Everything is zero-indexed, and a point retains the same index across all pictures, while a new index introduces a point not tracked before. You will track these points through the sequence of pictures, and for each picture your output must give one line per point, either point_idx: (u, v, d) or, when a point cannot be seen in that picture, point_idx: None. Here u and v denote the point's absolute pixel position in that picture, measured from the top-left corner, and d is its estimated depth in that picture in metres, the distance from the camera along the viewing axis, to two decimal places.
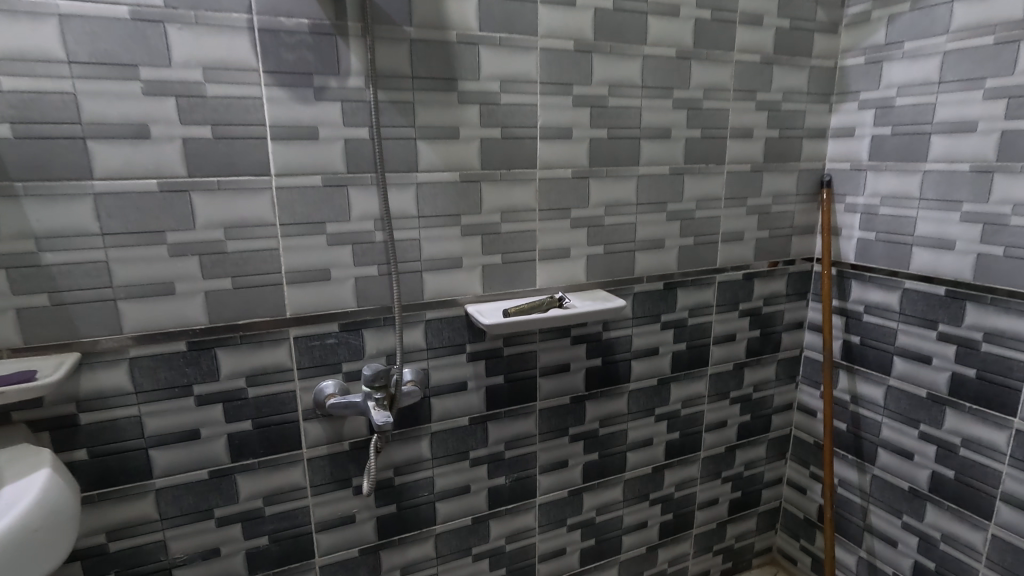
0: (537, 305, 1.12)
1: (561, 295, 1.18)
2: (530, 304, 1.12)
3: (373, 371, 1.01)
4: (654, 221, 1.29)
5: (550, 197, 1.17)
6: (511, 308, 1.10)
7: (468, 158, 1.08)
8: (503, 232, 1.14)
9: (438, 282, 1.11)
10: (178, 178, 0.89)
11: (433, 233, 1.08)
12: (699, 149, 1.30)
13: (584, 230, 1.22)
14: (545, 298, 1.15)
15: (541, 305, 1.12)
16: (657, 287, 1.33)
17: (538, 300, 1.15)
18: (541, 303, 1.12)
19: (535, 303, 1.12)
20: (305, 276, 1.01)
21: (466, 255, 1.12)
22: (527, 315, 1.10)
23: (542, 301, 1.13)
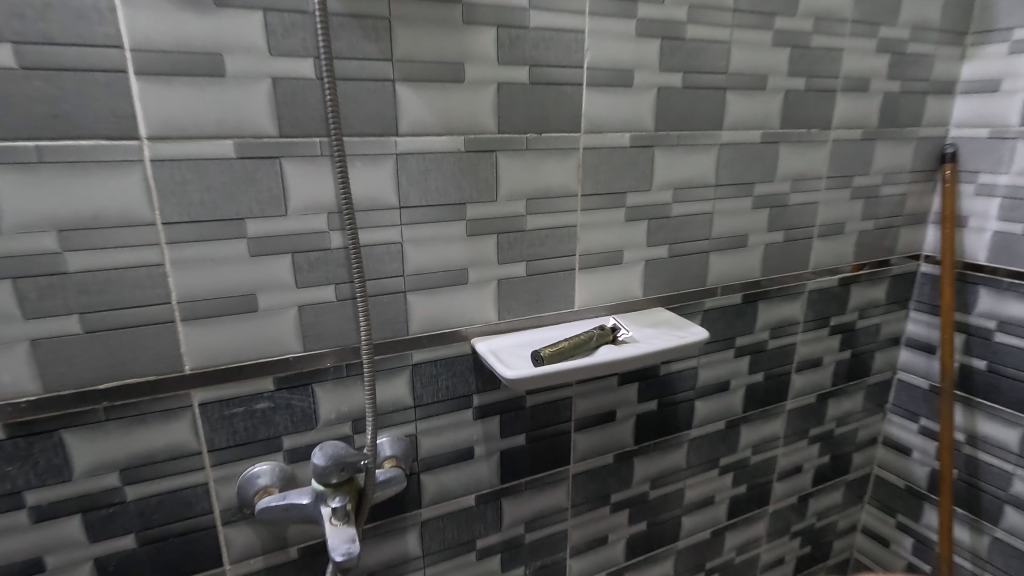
0: (580, 347, 0.73)
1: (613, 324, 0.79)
2: (571, 342, 0.73)
3: (329, 459, 0.62)
4: (737, 209, 0.91)
5: (597, 176, 0.78)
6: (543, 352, 0.71)
7: (478, 113, 0.68)
8: (531, 229, 0.76)
9: (431, 307, 0.72)
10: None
11: (424, 233, 0.69)
12: (800, 109, 0.91)
13: (644, 224, 0.84)
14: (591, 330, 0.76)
15: (585, 347, 0.74)
16: (733, 302, 0.96)
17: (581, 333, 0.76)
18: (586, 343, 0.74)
19: (579, 342, 0.73)
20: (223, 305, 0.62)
21: (473, 265, 0.73)
22: (568, 360, 0.72)
23: (588, 337, 0.75)
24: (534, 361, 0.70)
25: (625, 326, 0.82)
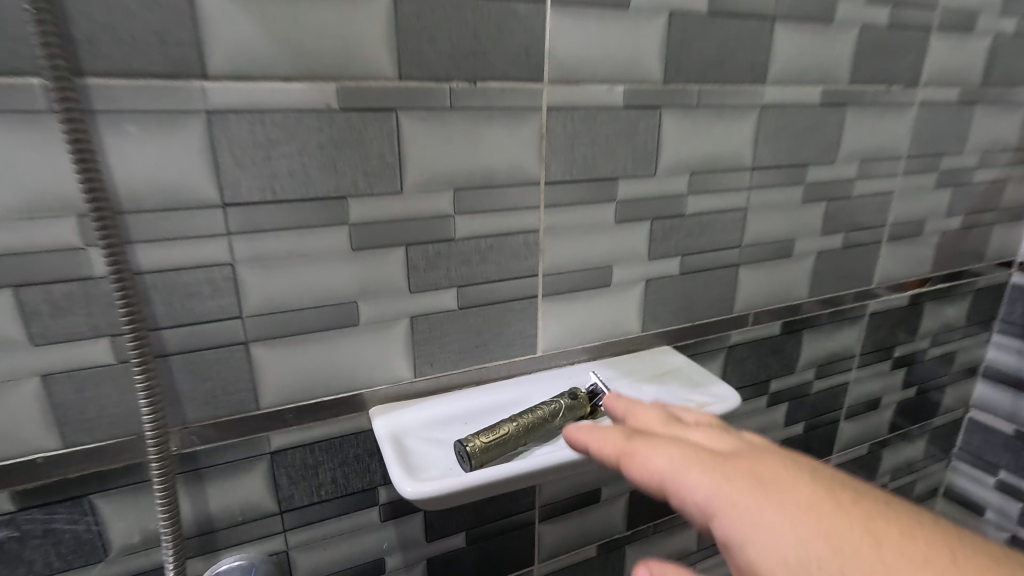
0: (535, 432, 0.46)
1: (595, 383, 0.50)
2: (520, 425, 0.45)
3: None
4: (782, 203, 0.63)
5: (571, 154, 0.50)
6: (472, 445, 0.43)
7: (362, 43, 0.40)
8: (464, 237, 0.48)
9: (298, 363, 0.45)
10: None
11: (271, 249, 0.41)
12: (880, 55, 0.62)
13: (647, 227, 0.56)
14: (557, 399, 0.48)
15: (543, 431, 0.46)
16: (769, 334, 0.69)
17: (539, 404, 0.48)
18: (545, 425, 0.46)
19: (533, 424, 0.45)
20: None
21: (369, 296, 0.46)
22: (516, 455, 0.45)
23: (549, 414, 0.47)
24: (462, 466, 0.43)
25: (614, 384, 0.54)
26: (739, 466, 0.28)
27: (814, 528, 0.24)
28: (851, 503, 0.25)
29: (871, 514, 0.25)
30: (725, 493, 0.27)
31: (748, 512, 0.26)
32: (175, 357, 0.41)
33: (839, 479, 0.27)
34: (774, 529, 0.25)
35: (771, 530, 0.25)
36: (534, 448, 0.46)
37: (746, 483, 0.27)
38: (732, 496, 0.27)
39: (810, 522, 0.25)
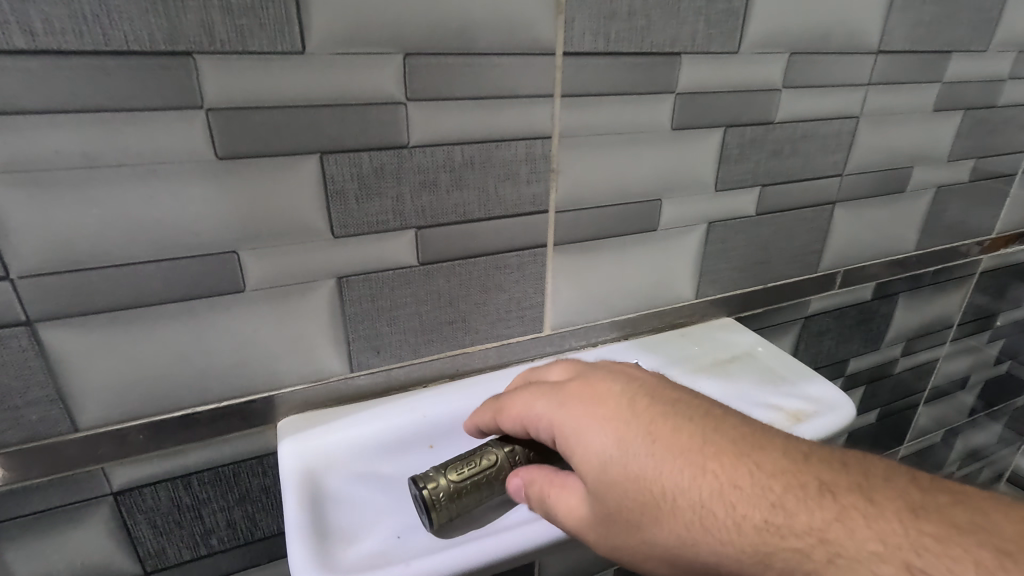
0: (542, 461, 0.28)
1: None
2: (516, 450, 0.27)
3: None
4: (906, 111, 0.42)
5: (609, 3, 0.29)
6: (432, 488, 0.26)
7: None
8: (424, 146, 0.28)
9: (137, 356, 0.26)
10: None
11: (44, 149, 0.22)
12: None
13: (716, 140, 0.36)
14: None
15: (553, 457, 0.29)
16: (858, 298, 0.50)
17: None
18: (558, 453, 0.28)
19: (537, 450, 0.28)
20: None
21: (258, 243, 0.27)
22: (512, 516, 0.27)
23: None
24: (427, 525, 0.26)
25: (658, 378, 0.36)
26: (571, 383, 0.26)
27: (620, 430, 0.23)
28: (662, 404, 0.24)
29: (691, 424, 0.23)
30: (552, 409, 0.25)
31: (567, 430, 0.24)
32: None
33: (666, 388, 0.25)
34: (589, 437, 0.23)
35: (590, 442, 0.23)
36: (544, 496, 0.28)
37: (567, 397, 0.25)
38: (564, 414, 0.25)
39: (618, 426, 0.23)
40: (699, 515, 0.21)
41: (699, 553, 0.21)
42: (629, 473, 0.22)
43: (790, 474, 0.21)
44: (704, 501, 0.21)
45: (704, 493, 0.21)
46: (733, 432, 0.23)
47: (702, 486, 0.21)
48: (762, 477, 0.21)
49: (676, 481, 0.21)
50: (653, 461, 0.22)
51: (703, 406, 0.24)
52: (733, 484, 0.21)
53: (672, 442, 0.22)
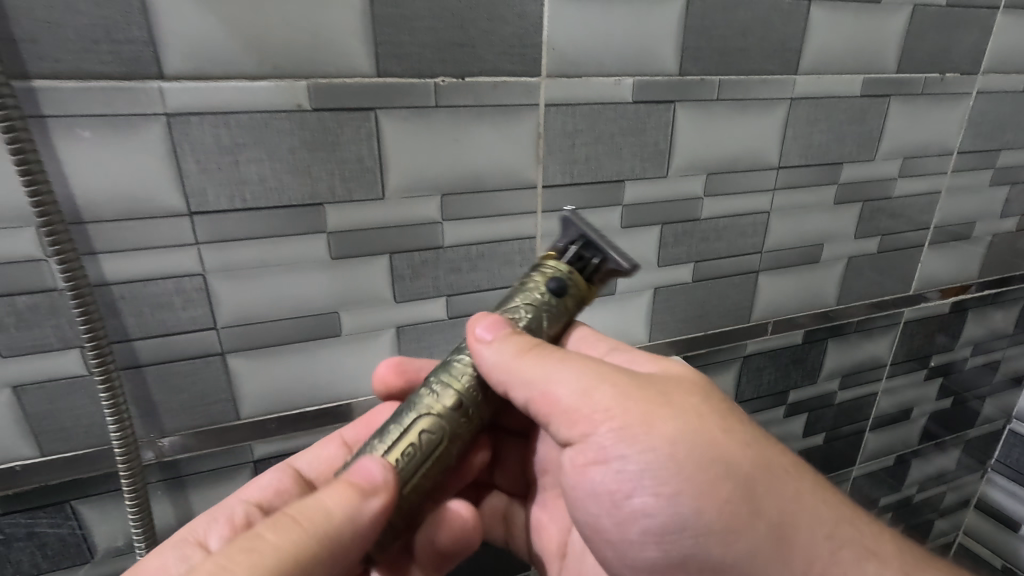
0: (537, 287, 0.37)
1: (568, 217, 0.38)
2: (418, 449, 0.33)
3: None
4: (810, 205, 0.57)
5: (572, 154, 0.45)
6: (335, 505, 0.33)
7: (332, 36, 0.36)
8: (454, 247, 0.45)
9: (276, 374, 0.43)
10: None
11: (243, 257, 0.39)
12: (937, 33, 0.54)
13: (655, 234, 0.51)
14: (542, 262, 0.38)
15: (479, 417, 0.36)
16: (790, 341, 0.64)
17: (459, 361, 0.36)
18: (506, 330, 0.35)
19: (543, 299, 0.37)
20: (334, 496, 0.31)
21: (352, 306, 0.44)
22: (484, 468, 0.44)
23: (507, 305, 0.37)
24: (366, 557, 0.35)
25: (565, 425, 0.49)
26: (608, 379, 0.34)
27: (637, 452, 0.33)
28: (689, 384, 0.36)
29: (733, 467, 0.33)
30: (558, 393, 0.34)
31: (571, 414, 0.34)
32: (147, 368, 0.39)
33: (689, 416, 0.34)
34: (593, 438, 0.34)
35: (608, 444, 0.34)
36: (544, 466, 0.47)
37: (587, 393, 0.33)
38: (579, 404, 0.34)
39: (642, 406, 0.33)
40: (687, 528, 0.33)
41: (611, 483, 0.35)
42: (635, 479, 0.34)
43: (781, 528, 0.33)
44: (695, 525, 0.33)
45: (695, 520, 0.33)
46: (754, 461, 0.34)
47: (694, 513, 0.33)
48: (759, 523, 0.33)
49: (681, 505, 0.33)
50: (665, 448, 0.33)
51: (739, 432, 0.34)
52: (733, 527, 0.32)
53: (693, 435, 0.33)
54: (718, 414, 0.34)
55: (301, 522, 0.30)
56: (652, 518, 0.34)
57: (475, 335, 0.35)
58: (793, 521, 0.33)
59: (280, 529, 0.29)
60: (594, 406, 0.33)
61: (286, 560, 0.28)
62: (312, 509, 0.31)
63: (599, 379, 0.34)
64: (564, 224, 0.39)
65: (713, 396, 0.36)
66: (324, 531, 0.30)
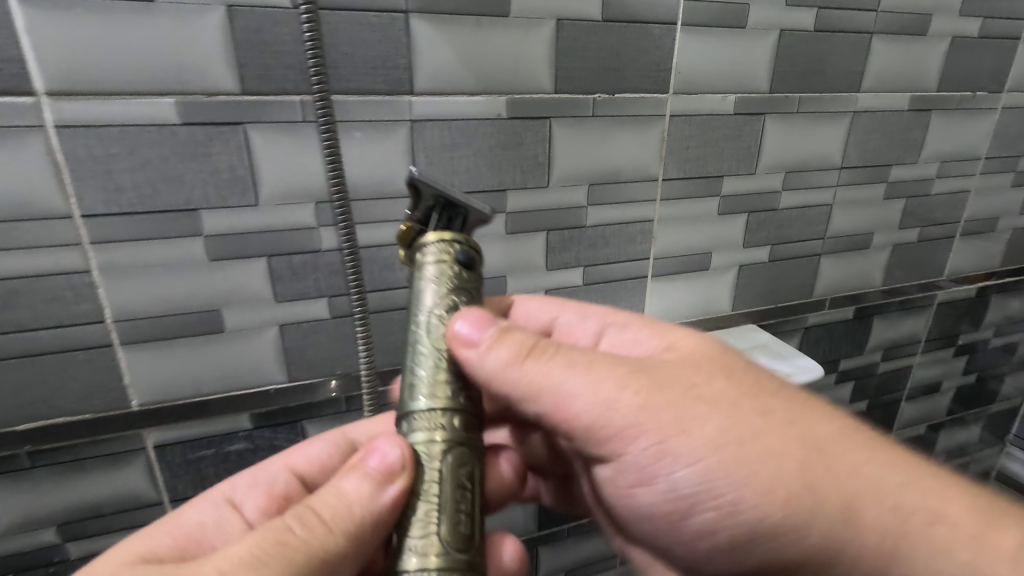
0: (450, 268, 0.37)
1: (415, 180, 0.37)
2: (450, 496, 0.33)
3: None
4: (864, 199, 0.69)
5: (686, 155, 0.57)
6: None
7: (529, 64, 0.48)
8: (594, 226, 0.57)
9: None
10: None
11: None
12: (971, 60, 0.66)
13: (744, 220, 0.63)
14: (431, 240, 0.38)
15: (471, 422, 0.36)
16: (843, 316, 0.76)
17: (416, 379, 0.35)
18: (456, 336, 0.35)
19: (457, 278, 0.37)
20: (349, 485, 0.35)
21: (516, 272, 0.55)
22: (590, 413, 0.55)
23: (434, 296, 0.37)
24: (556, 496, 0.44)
25: None
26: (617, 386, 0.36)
27: (683, 463, 0.37)
28: (702, 375, 0.38)
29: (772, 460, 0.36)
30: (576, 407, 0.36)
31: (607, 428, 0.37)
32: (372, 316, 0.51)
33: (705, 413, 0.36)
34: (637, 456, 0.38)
35: (654, 463, 0.38)
36: None
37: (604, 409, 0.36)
38: (605, 423, 0.37)
39: (669, 414, 0.36)
40: (755, 541, 0.38)
41: (667, 500, 0.40)
42: (692, 497, 0.38)
43: (841, 503, 0.36)
44: (760, 526, 0.37)
45: (761, 520, 0.37)
46: (784, 455, 0.36)
47: (756, 516, 0.37)
48: (819, 506, 0.36)
49: (745, 521, 0.37)
50: (711, 443, 0.36)
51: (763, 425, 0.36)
52: (794, 518, 0.36)
53: (737, 419, 0.36)
54: (740, 411, 0.37)
55: (326, 519, 0.33)
56: (718, 534, 0.39)
57: (461, 338, 0.35)
58: (853, 495, 0.36)
59: (308, 524, 0.33)
60: (618, 418, 0.36)
61: (314, 555, 0.32)
62: (333, 503, 0.34)
63: (618, 389, 0.36)
64: (417, 186, 0.38)
65: (731, 388, 0.38)
66: (348, 526, 0.34)
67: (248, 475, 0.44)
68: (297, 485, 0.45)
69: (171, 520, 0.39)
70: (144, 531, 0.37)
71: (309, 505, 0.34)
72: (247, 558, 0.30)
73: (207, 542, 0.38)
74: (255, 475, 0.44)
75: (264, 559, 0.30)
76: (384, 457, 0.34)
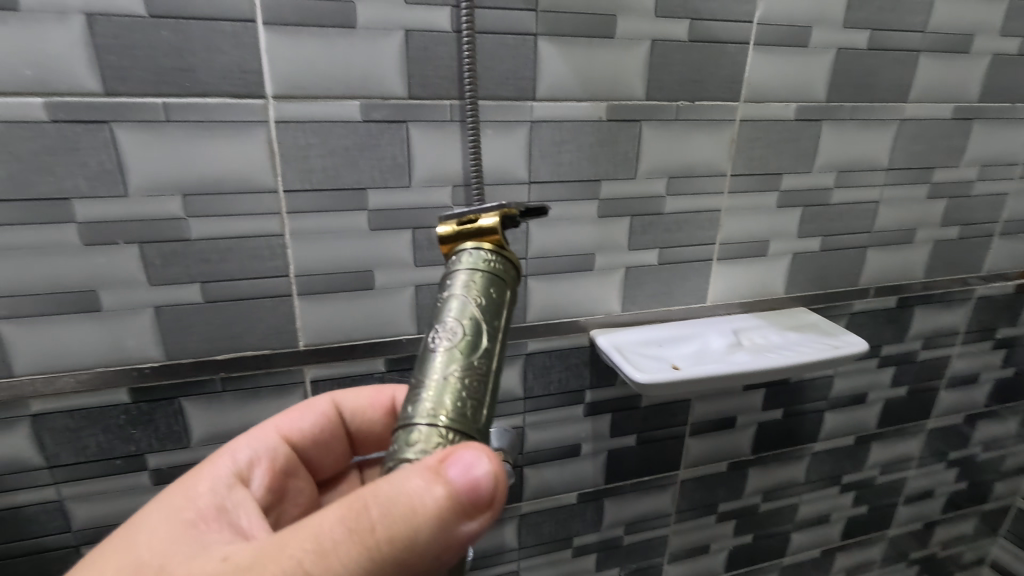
0: (473, 271, 0.39)
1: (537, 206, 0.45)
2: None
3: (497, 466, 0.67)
4: (908, 198, 0.77)
5: (751, 155, 0.67)
6: None
7: (626, 77, 0.58)
8: (670, 213, 0.66)
9: (552, 292, 0.65)
10: (31, 123, 0.45)
11: (551, 213, 0.62)
12: (1011, 75, 0.74)
13: (799, 213, 0.72)
14: (487, 254, 0.40)
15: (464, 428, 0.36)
16: (886, 304, 0.83)
17: (461, 374, 0.36)
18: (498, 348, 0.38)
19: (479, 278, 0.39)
20: (410, 492, 0.31)
21: (603, 249, 0.65)
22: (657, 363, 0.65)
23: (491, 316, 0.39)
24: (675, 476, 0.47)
25: (697, 351, 0.68)
26: None
27: None
28: None
29: None
30: None
31: None
32: None
33: None
34: None
35: None
36: (733, 359, 0.66)
37: None
38: None
39: None
40: None
41: None
42: None
43: None
44: None
45: None
46: None
47: None
48: None
49: None
50: None
51: None
52: None
53: None
54: None
55: (380, 538, 0.31)
56: None
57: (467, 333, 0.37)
58: None
59: (358, 537, 0.31)
60: None
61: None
62: (390, 514, 0.31)
63: None
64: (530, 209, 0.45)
65: None
66: (407, 541, 0.31)
67: (247, 446, 0.50)
68: (289, 457, 0.53)
69: (191, 504, 0.43)
70: (156, 517, 0.41)
71: (364, 509, 0.31)
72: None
73: (230, 519, 0.43)
74: (256, 448, 0.50)
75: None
76: (473, 473, 0.31)
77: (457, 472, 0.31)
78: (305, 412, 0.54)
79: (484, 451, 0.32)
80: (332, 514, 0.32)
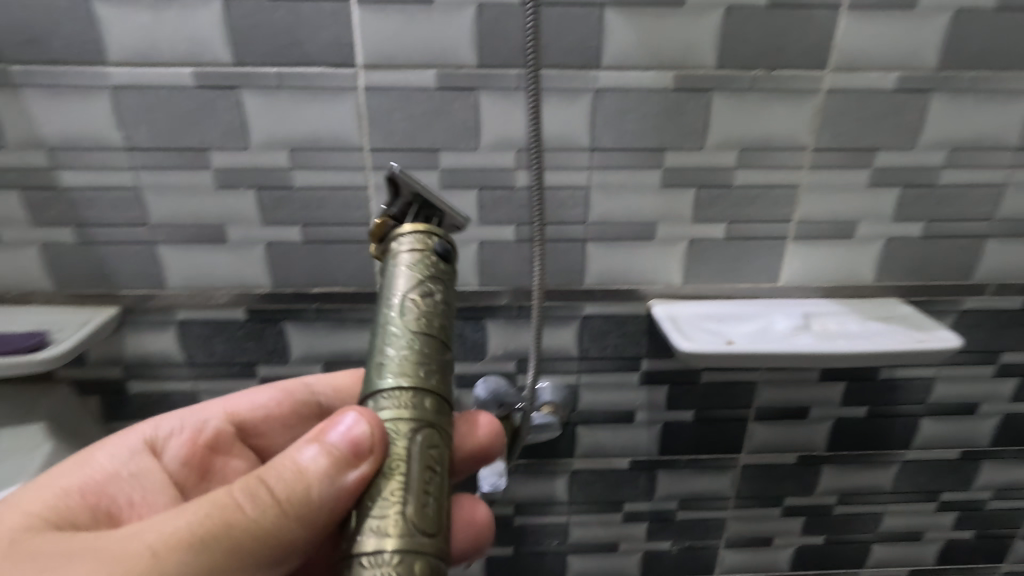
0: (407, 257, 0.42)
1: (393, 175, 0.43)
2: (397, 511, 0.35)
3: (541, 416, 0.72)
4: None
5: (839, 128, 0.63)
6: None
7: (697, 45, 0.58)
8: (739, 186, 0.65)
9: (610, 259, 0.68)
10: (183, 88, 0.57)
11: (613, 180, 0.64)
12: None
13: (896, 193, 0.66)
14: (417, 241, 0.42)
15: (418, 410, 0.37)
16: (1009, 305, 0.73)
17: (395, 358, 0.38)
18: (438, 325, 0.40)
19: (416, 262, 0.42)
20: (301, 462, 0.39)
21: (666, 219, 0.66)
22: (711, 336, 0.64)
23: (410, 283, 0.41)
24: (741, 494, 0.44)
25: (758, 330, 0.66)
26: None
27: None
28: None
29: None
30: None
31: None
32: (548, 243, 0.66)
33: None
34: None
35: None
36: (794, 341, 0.63)
37: None
38: None
39: None
40: None
41: None
42: None
43: None
44: None
45: None
46: None
47: None
48: None
49: None
50: None
51: None
52: None
53: None
54: None
55: (272, 499, 0.38)
56: None
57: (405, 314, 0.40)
58: None
59: (254, 500, 0.38)
60: None
61: (250, 535, 0.37)
62: (283, 480, 0.39)
63: None
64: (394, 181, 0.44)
65: None
66: (294, 499, 0.38)
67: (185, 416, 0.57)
68: (225, 430, 0.58)
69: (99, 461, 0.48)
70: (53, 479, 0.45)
71: (258, 480, 0.39)
72: (179, 536, 0.36)
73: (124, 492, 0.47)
74: (183, 419, 0.56)
75: (189, 537, 0.36)
76: (349, 432, 0.37)
77: (336, 434, 0.38)
78: (253, 392, 0.61)
79: (361, 415, 0.37)
80: (232, 486, 0.39)
